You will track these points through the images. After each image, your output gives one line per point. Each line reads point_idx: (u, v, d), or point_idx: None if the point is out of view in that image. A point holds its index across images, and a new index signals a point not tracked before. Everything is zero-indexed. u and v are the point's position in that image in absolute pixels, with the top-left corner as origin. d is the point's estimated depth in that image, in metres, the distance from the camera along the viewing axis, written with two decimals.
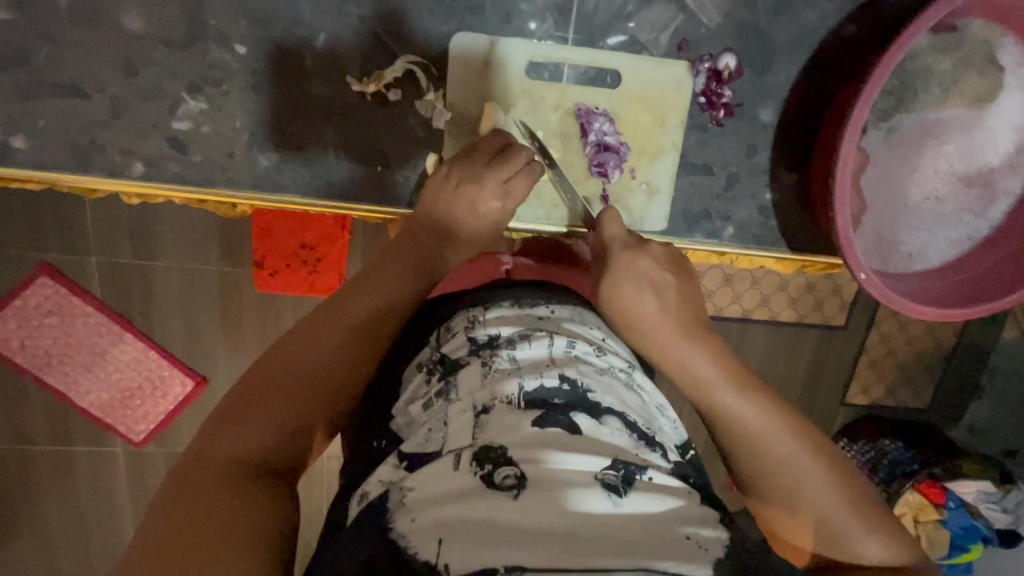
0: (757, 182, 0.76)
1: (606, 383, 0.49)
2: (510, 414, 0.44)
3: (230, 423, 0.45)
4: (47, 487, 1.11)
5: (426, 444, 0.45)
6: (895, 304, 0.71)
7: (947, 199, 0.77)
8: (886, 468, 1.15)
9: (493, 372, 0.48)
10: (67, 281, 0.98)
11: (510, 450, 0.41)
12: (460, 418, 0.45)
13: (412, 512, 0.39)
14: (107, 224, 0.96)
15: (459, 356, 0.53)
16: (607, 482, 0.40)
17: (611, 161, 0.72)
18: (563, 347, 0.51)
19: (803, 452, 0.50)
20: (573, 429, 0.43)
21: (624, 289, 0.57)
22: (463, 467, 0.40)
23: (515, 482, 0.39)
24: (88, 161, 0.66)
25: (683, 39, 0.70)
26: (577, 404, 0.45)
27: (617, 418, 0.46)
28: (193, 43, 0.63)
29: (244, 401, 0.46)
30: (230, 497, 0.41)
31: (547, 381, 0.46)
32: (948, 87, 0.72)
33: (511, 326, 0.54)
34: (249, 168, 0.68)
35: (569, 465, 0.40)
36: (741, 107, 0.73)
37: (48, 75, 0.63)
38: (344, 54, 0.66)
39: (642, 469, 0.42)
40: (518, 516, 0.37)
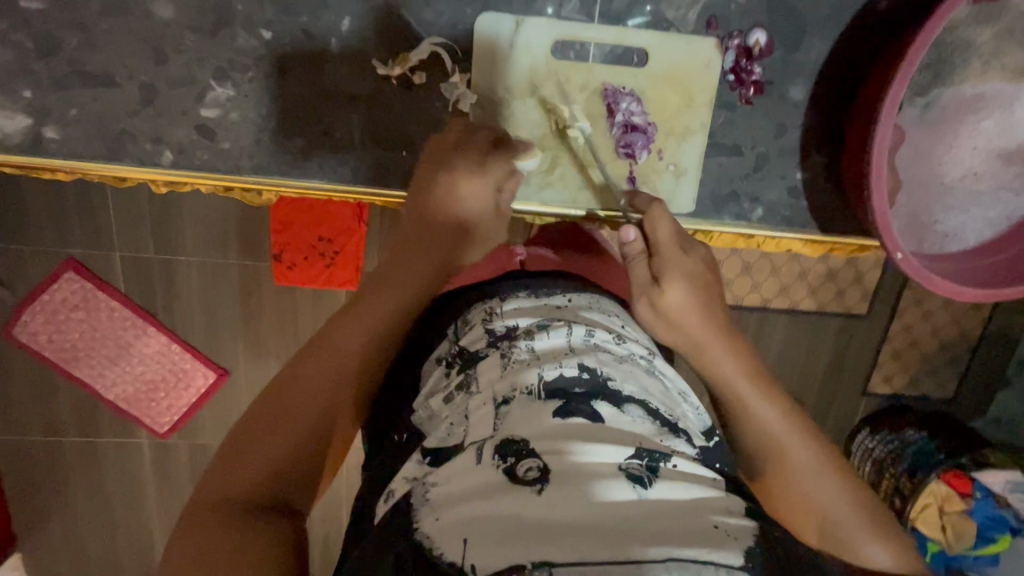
0: (787, 162, 0.75)
1: (627, 370, 0.49)
2: (531, 404, 0.44)
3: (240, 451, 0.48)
4: (76, 478, 1.13)
5: (448, 438, 0.45)
6: (930, 283, 0.69)
7: (985, 177, 0.75)
8: (911, 458, 1.11)
9: (512, 363, 0.49)
10: (90, 275, 0.99)
11: (531, 441, 0.41)
12: (479, 412, 0.45)
13: (437, 510, 0.38)
14: (131, 217, 0.97)
15: (477, 348, 0.53)
16: (631, 472, 0.39)
17: (639, 142, 0.71)
18: (581, 336, 0.51)
19: (822, 462, 0.51)
20: (594, 417, 0.42)
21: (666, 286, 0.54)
22: (486, 461, 0.40)
23: (538, 475, 0.38)
24: (118, 149, 0.66)
25: (711, 16, 0.68)
26: (597, 392, 0.45)
27: (638, 406, 0.45)
28: (220, 30, 0.64)
29: (252, 429, 0.49)
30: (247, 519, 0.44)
31: (566, 370, 0.46)
32: (989, 60, 0.70)
33: (528, 318, 0.55)
34: (275, 155, 0.68)
35: (593, 456, 0.39)
36: (771, 85, 0.71)
37: (77, 63, 0.63)
38: (368, 38, 0.65)
39: (666, 456, 0.41)
40: (544, 509, 0.36)
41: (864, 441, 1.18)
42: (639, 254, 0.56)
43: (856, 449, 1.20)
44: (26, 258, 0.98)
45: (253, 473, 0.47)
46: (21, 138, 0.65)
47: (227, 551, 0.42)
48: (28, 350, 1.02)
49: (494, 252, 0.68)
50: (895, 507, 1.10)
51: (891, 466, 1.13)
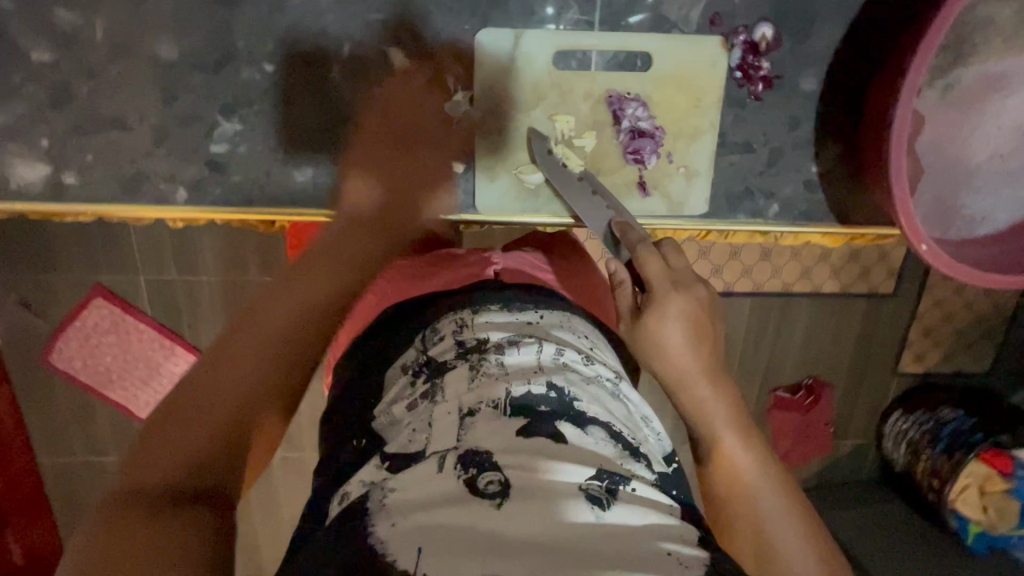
0: (802, 156, 0.73)
1: (592, 391, 0.48)
2: (496, 420, 0.43)
3: (160, 431, 0.40)
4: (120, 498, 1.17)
5: (409, 445, 0.44)
6: (959, 272, 0.67)
7: (1012, 157, 0.72)
8: (946, 438, 1.06)
9: (481, 376, 0.47)
10: (117, 300, 1.02)
11: (496, 455, 0.40)
12: (444, 420, 0.44)
13: (393, 515, 0.37)
14: (153, 245, 1.00)
15: (445, 359, 0.51)
16: (591, 493, 0.38)
17: (648, 147, 0.70)
18: (552, 354, 0.50)
19: (786, 509, 0.49)
20: (557, 438, 0.42)
21: (657, 323, 0.51)
22: (449, 471, 0.39)
23: (499, 489, 0.37)
24: (136, 190, 0.68)
25: (714, 13, 0.67)
26: (562, 412, 0.44)
27: (602, 428, 0.45)
28: (224, 66, 0.64)
29: (175, 405, 0.41)
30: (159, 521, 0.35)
31: (534, 388, 0.45)
32: (1011, 36, 0.67)
33: (500, 330, 0.52)
34: (285, 184, 0.69)
35: (555, 473, 0.39)
36: (781, 79, 0.69)
37: (90, 109, 0.65)
38: (370, 62, 0.65)
39: (626, 480, 0.40)
40: (499, 523, 0.35)
41: (896, 423, 1.14)
42: (622, 283, 0.54)
43: (889, 432, 1.16)
44: (57, 290, 1.01)
45: (170, 457, 0.39)
46: (42, 186, 0.67)
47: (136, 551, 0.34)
48: (64, 376, 1.05)
49: (471, 258, 0.63)
50: (934, 490, 1.06)
51: (926, 447, 1.08)
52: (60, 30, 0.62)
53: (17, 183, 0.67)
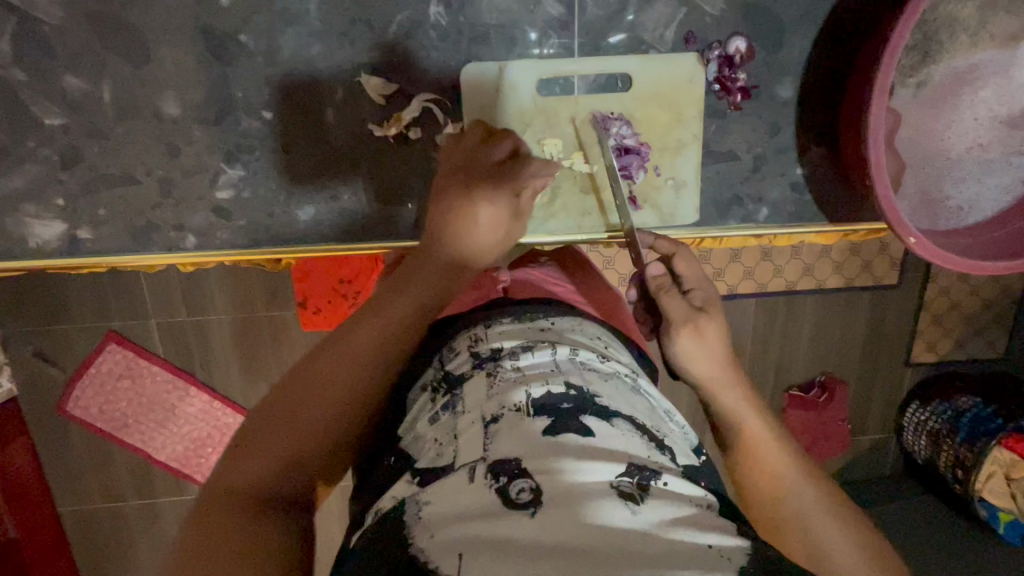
0: (786, 159, 0.75)
1: (611, 387, 0.49)
2: (520, 423, 0.43)
3: (239, 452, 0.46)
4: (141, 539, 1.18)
5: (438, 458, 0.44)
6: (948, 262, 0.69)
7: (991, 146, 0.74)
8: (966, 427, 1.05)
9: (499, 382, 0.48)
10: (132, 345, 1.04)
11: (524, 460, 0.40)
12: (469, 430, 0.45)
13: (431, 528, 0.37)
14: (161, 289, 1.02)
15: (463, 371, 0.52)
16: (623, 490, 0.38)
17: (634, 163, 0.73)
18: (566, 355, 0.51)
19: (830, 510, 0.47)
20: (584, 432, 0.42)
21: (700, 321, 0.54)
22: (478, 480, 0.39)
23: (530, 497, 0.37)
24: (147, 240, 0.71)
25: (688, 31, 0.69)
26: (584, 408, 0.45)
27: (626, 420, 0.45)
28: (224, 117, 0.67)
29: (253, 431, 0.47)
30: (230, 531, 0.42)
31: (553, 388, 0.46)
32: (976, 32, 0.69)
33: (514, 339, 0.54)
34: (289, 224, 0.72)
35: (584, 474, 0.39)
36: (758, 89, 0.72)
37: (100, 167, 0.68)
38: (363, 103, 0.68)
39: (657, 475, 0.41)
40: (535, 531, 0.35)
41: (915, 414, 1.14)
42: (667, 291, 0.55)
43: (908, 423, 1.16)
44: (69, 341, 1.04)
45: (252, 480, 0.45)
46: (58, 243, 0.70)
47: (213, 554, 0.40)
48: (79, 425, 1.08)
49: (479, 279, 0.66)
50: (959, 481, 1.05)
51: (946, 437, 1.07)
52: (70, 95, 0.65)
53: (35, 242, 0.70)
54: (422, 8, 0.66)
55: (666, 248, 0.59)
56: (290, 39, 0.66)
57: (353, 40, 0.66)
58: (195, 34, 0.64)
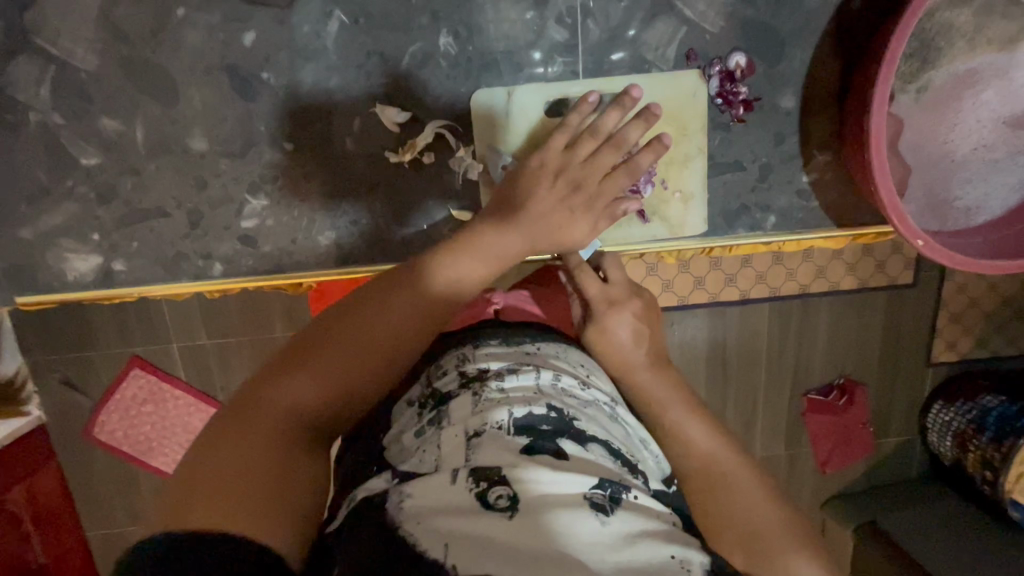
0: (792, 168, 0.77)
1: (591, 415, 0.49)
2: (501, 438, 0.43)
3: (281, 373, 0.44)
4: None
5: (421, 465, 0.42)
6: (959, 263, 0.69)
7: (996, 146, 0.75)
8: (994, 427, 0.99)
9: (483, 400, 0.48)
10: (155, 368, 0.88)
11: (504, 467, 0.40)
12: (451, 443, 0.44)
13: (415, 518, 0.36)
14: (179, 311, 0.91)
15: (448, 390, 0.52)
16: (595, 501, 0.38)
17: (642, 178, 0.74)
18: (549, 380, 0.51)
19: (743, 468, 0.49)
20: (560, 454, 0.42)
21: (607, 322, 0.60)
22: (460, 483, 0.38)
23: (509, 502, 0.37)
24: (177, 269, 0.74)
25: (690, 48, 0.72)
26: (563, 431, 0.44)
27: (602, 445, 0.45)
28: (248, 150, 0.71)
29: (296, 357, 0.45)
30: (266, 457, 0.39)
31: (535, 408, 0.46)
32: (973, 37, 0.70)
33: (499, 360, 0.54)
34: (312, 249, 0.75)
35: (557, 486, 0.38)
36: (760, 101, 0.74)
37: (133, 202, 0.71)
38: (379, 130, 0.71)
39: (628, 488, 0.41)
40: (513, 533, 0.35)
41: (940, 415, 1.06)
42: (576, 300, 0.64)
43: (932, 424, 1.08)
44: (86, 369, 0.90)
45: (292, 405, 0.43)
46: (95, 275, 0.74)
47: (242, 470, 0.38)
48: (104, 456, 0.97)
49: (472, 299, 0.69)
50: (988, 483, 0.99)
51: (973, 438, 1.01)
52: (105, 136, 0.69)
53: (73, 275, 0.74)
54: (432, 39, 0.69)
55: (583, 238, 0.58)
56: (309, 74, 0.69)
57: (369, 72, 0.69)
58: (220, 74, 0.68)
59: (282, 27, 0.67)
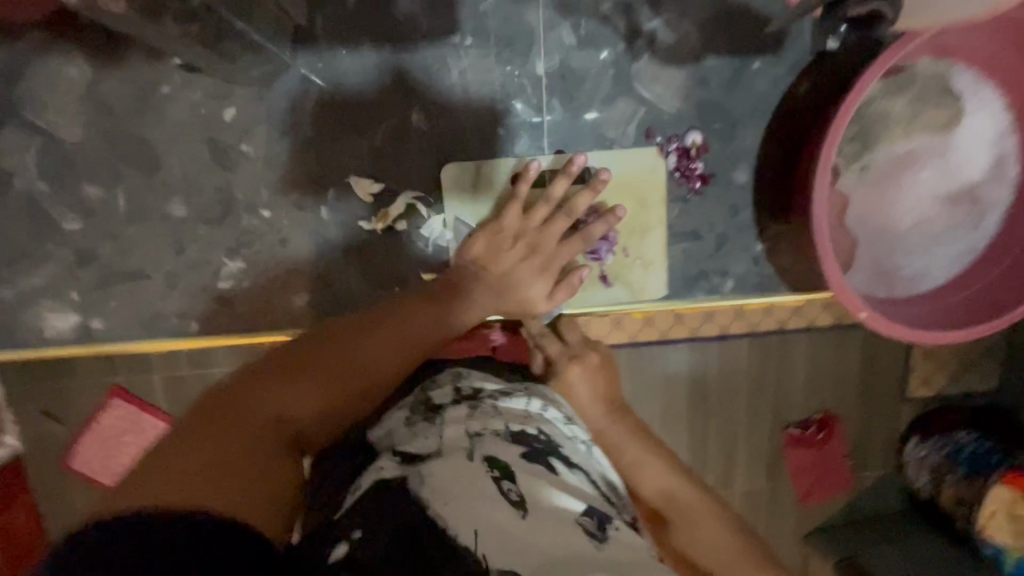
0: (747, 237, 0.81)
1: (575, 445, 0.51)
2: (500, 442, 0.45)
3: (284, 373, 0.45)
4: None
5: (423, 446, 0.45)
6: (903, 335, 0.73)
7: (936, 219, 0.80)
8: (968, 464, 0.93)
9: (479, 411, 0.50)
10: (137, 400, 0.80)
11: (513, 466, 0.42)
12: (453, 435, 0.46)
13: (441, 496, 0.38)
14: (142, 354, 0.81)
15: (443, 400, 0.54)
16: (585, 525, 0.39)
17: (603, 246, 0.78)
18: (538, 407, 0.54)
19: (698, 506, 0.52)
20: (552, 468, 0.44)
21: (568, 372, 0.61)
22: (477, 462, 0.42)
23: (519, 497, 0.39)
24: (154, 327, 0.76)
25: (648, 127, 0.76)
26: (552, 450, 0.47)
27: (584, 473, 0.47)
28: (226, 216, 0.73)
29: (299, 359, 0.47)
30: (257, 445, 0.40)
31: (528, 428, 0.49)
32: (910, 122, 0.76)
33: (495, 383, 0.57)
34: (286, 309, 0.77)
35: (561, 498, 0.40)
36: (716, 175, 0.79)
37: (112, 264, 0.74)
38: (351, 200, 0.74)
39: (610, 519, 0.42)
40: (525, 523, 0.37)
41: (915, 450, 1.01)
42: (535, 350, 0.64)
43: (910, 459, 1.02)
44: (61, 401, 0.81)
45: (285, 404, 0.44)
46: (73, 332, 0.75)
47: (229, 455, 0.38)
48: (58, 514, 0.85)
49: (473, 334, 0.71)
50: (966, 519, 0.93)
51: (948, 474, 0.95)
52: (87, 202, 0.72)
53: (51, 332, 0.75)
54: (405, 116, 0.73)
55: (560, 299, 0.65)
56: (286, 146, 0.72)
57: (343, 144, 0.73)
58: (202, 145, 0.71)
59: (262, 103, 0.71)
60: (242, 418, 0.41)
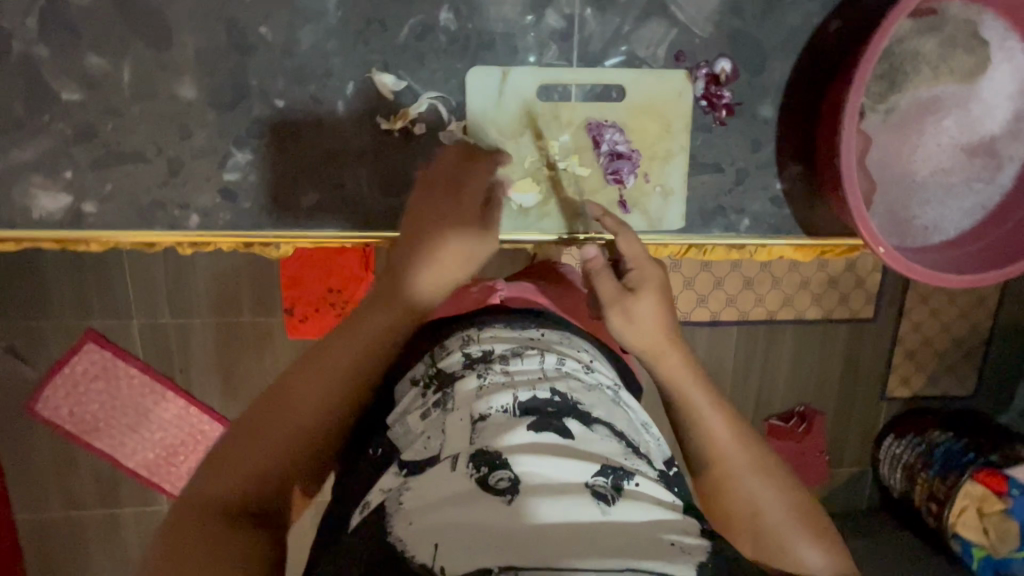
0: (766, 174, 0.80)
1: (594, 395, 0.53)
2: (505, 423, 0.47)
3: (240, 442, 0.52)
4: (136, 535, 1.29)
5: (424, 450, 0.48)
6: (917, 274, 0.73)
7: (953, 171, 0.80)
8: (939, 460, 1.19)
9: (487, 385, 0.52)
10: (107, 344, 1.16)
11: (505, 454, 0.45)
12: (456, 426, 0.49)
13: (408, 516, 0.42)
14: (214, 286, 1.17)
15: (452, 370, 0.56)
16: (597, 490, 0.43)
17: (625, 168, 0.77)
18: (553, 363, 0.55)
19: (762, 472, 0.56)
20: (564, 434, 0.47)
21: (639, 297, 0.60)
22: (460, 470, 0.44)
23: (508, 486, 0.42)
24: (150, 217, 0.72)
25: (678, 50, 0.75)
26: (568, 412, 0.49)
27: (606, 427, 0.49)
28: (238, 103, 0.71)
29: (249, 426, 0.53)
30: (220, 533, 0.48)
31: (539, 393, 0.50)
32: (938, 66, 0.76)
33: (505, 343, 0.58)
34: (292, 210, 0.74)
35: (556, 477, 0.43)
36: (741, 106, 0.78)
37: (113, 144, 0.70)
38: (372, 98, 0.72)
39: (630, 476, 0.45)
40: (507, 518, 0.40)
41: (891, 447, 1.31)
42: (600, 268, 0.61)
43: (883, 456, 1.33)
44: (48, 341, 1.16)
45: (244, 478, 0.51)
46: (63, 215, 0.71)
47: (202, 545, 0.47)
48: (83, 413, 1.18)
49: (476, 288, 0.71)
50: (933, 514, 1.19)
51: (921, 470, 1.22)
52: (90, 73, 0.68)
53: (39, 213, 0.71)
54: (433, 15, 0.71)
55: (611, 227, 0.66)
56: (308, 34, 0.70)
57: (368, 40, 0.70)
58: (217, 25, 0.68)
59: None
60: (202, 508, 0.49)
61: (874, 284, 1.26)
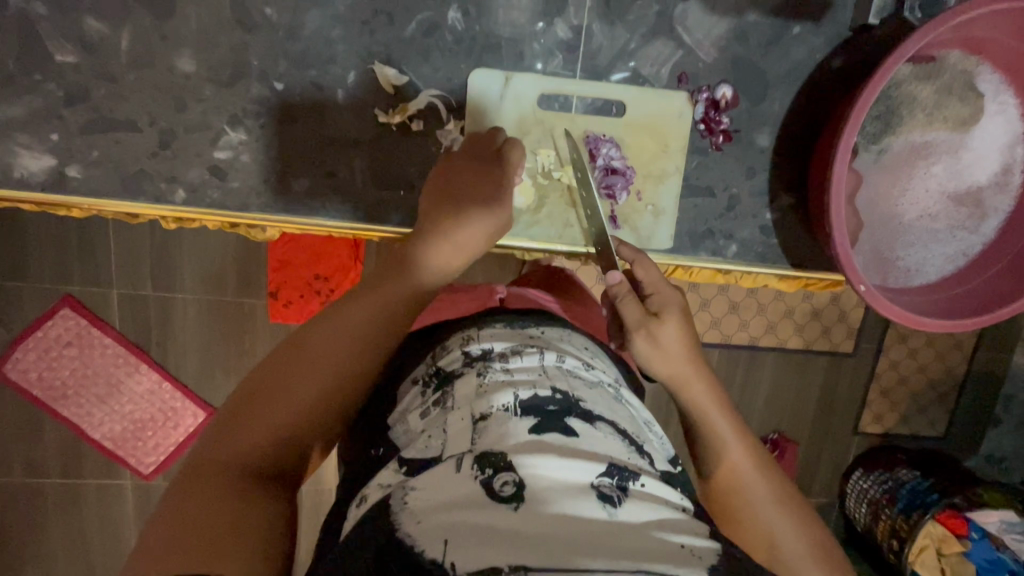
0: (757, 203, 0.81)
1: (596, 393, 0.54)
2: (507, 420, 0.48)
3: (246, 415, 0.50)
4: (95, 509, 1.26)
5: (426, 450, 0.49)
6: (894, 314, 0.74)
7: (940, 217, 0.81)
8: (905, 498, 1.21)
9: (488, 383, 0.53)
10: (85, 311, 1.14)
11: (509, 455, 0.44)
12: (458, 425, 0.50)
13: (418, 514, 0.41)
14: (201, 263, 1.15)
15: (453, 368, 0.58)
16: (602, 491, 0.43)
17: (619, 184, 0.78)
18: (554, 361, 0.56)
19: (780, 501, 0.56)
20: (567, 433, 0.47)
21: (661, 324, 0.61)
22: (465, 471, 0.43)
23: (514, 489, 0.42)
24: (136, 188, 0.71)
25: (682, 72, 0.76)
26: (569, 411, 0.50)
27: (608, 424, 0.50)
28: (236, 81, 0.70)
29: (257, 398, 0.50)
30: (240, 499, 0.45)
31: (539, 390, 0.51)
32: (932, 112, 0.78)
33: (504, 342, 0.60)
34: (281, 194, 0.73)
35: (566, 474, 0.43)
36: (738, 133, 0.78)
37: (104, 110, 0.69)
38: (373, 90, 0.72)
39: (635, 477, 0.45)
40: (517, 522, 0.39)
41: (858, 481, 1.32)
42: (627, 294, 0.61)
43: (851, 489, 1.34)
44: (23, 302, 1.14)
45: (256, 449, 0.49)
46: (46, 177, 0.70)
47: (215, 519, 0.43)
48: (51, 381, 1.15)
49: (478, 290, 0.74)
50: (894, 550, 1.21)
51: (887, 506, 1.24)
52: (87, 36, 0.67)
53: (20, 173, 0.69)
54: (442, 12, 0.70)
55: (627, 254, 0.65)
56: (314, 19, 0.69)
57: (373, 31, 0.70)
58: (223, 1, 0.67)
59: None
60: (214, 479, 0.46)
61: (855, 319, 1.28)
